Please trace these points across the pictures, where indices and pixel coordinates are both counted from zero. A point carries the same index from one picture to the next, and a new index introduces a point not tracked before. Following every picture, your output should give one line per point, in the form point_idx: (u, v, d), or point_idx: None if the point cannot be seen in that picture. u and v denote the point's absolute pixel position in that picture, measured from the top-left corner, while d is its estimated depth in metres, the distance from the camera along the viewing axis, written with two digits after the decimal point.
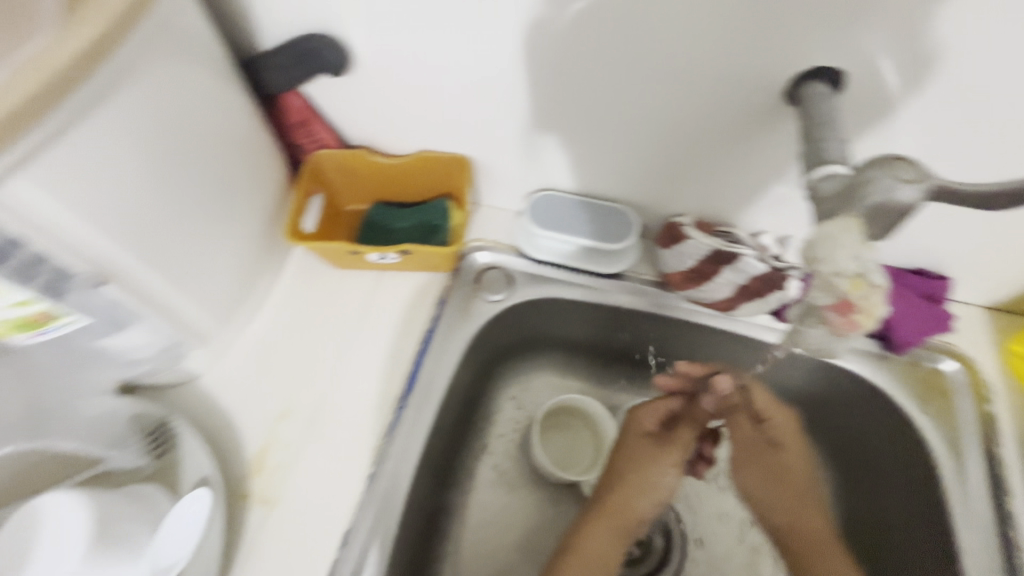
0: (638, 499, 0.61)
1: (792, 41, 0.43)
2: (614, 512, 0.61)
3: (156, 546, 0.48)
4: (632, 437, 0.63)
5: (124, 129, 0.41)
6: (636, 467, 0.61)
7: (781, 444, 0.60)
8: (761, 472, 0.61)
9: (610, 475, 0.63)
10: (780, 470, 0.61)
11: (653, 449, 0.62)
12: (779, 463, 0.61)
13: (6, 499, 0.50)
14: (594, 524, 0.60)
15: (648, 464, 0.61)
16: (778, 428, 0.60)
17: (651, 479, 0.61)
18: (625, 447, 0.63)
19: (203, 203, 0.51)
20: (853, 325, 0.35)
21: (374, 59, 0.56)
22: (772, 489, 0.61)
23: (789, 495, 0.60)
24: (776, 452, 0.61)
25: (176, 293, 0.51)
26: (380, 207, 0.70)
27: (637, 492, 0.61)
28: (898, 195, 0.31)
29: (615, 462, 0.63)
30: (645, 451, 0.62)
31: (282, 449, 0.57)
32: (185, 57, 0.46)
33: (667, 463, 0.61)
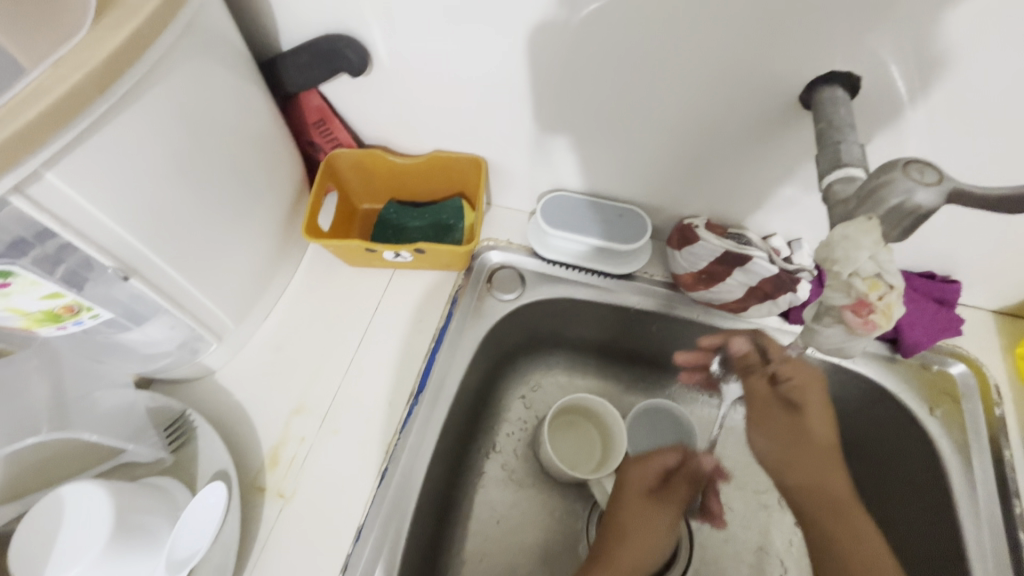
0: (641, 549, 0.57)
1: (809, 45, 0.44)
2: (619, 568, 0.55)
3: (174, 538, 0.48)
4: (631, 490, 0.60)
5: (153, 126, 0.42)
6: (637, 520, 0.58)
7: (802, 403, 0.54)
8: (777, 433, 0.53)
9: (609, 530, 0.59)
10: (796, 437, 0.52)
11: (651, 503, 0.59)
12: (796, 427, 0.53)
13: (30, 484, 0.51)
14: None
15: (649, 518, 0.59)
16: (799, 387, 0.54)
17: (652, 529, 0.58)
18: (623, 502, 0.60)
19: (223, 199, 0.52)
20: (871, 327, 0.35)
21: (393, 60, 0.56)
22: (792, 450, 0.52)
23: (811, 453, 0.51)
24: (797, 415, 0.53)
25: (195, 288, 0.51)
26: (393, 206, 0.71)
27: (638, 543, 0.57)
28: (916, 198, 0.31)
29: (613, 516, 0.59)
30: (646, 508, 0.59)
31: (296, 444, 0.57)
32: (210, 56, 0.47)
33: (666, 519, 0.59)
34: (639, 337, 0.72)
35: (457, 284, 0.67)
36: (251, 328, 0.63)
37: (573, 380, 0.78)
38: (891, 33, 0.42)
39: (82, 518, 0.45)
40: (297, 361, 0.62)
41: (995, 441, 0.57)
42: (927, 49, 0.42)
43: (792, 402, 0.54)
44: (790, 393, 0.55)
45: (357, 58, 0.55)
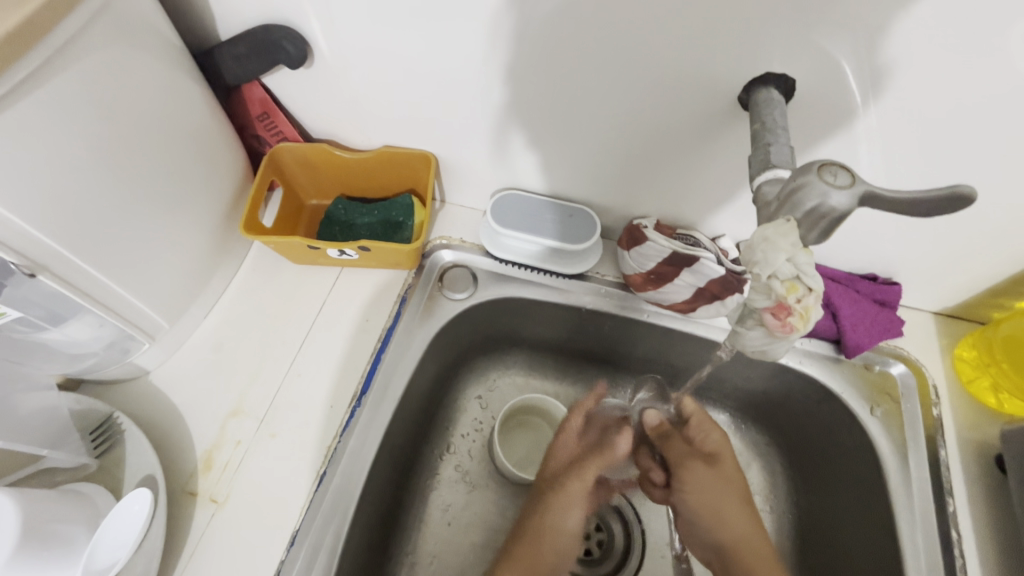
0: (547, 538, 0.56)
1: (746, 45, 0.44)
2: (519, 560, 0.54)
3: (95, 542, 0.47)
4: (542, 483, 0.60)
5: (59, 114, 0.40)
6: (547, 517, 0.57)
7: (715, 456, 0.59)
8: (702, 483, 0.56)
9: (520, 523, 0.57)
10: (721, 486, 0.56)
11: (567, 475, 0.59)
12: (717, 475, 0.57)
13: None
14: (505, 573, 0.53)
15: (551, 505, 0.57)
16: (713, 442, 0.60)
17: (558, 519, 0.57)
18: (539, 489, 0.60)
19: (149, 194, 0.50)
20: (789, 330, 0.35)
21: (335, 53, 0.55)
22: (718, 493, 0.56)
23: (732, 500, 0.55)
24: (712, 466, 0.58)
25: (119, 286, 0.49)
26: (342, 202, 0.69)
27: (546, 534, 0.56)
28: (831, 200, 0.31)
29: (527, 515, 0.58)
30: (552, 495, 0.58)
31: (232, 447, 0.55)
32: (128, 43, 0.44)
33: (572, 507, 0.58)
34: (594, 337, 0.72)
35: (407, 282, 0.66)
36: (189, 327, 0.60)
37: (530, 381, 0.77)
38: (821, 37, 0.42)
39: None
40: (237, 362, 0.60)
41: (931, 440, 0.59)
42: (857, 52, 0.42)
43: (706, 456, 0.59)
44: (704, 445, 0.59)
45: (295, 50, 0.53)
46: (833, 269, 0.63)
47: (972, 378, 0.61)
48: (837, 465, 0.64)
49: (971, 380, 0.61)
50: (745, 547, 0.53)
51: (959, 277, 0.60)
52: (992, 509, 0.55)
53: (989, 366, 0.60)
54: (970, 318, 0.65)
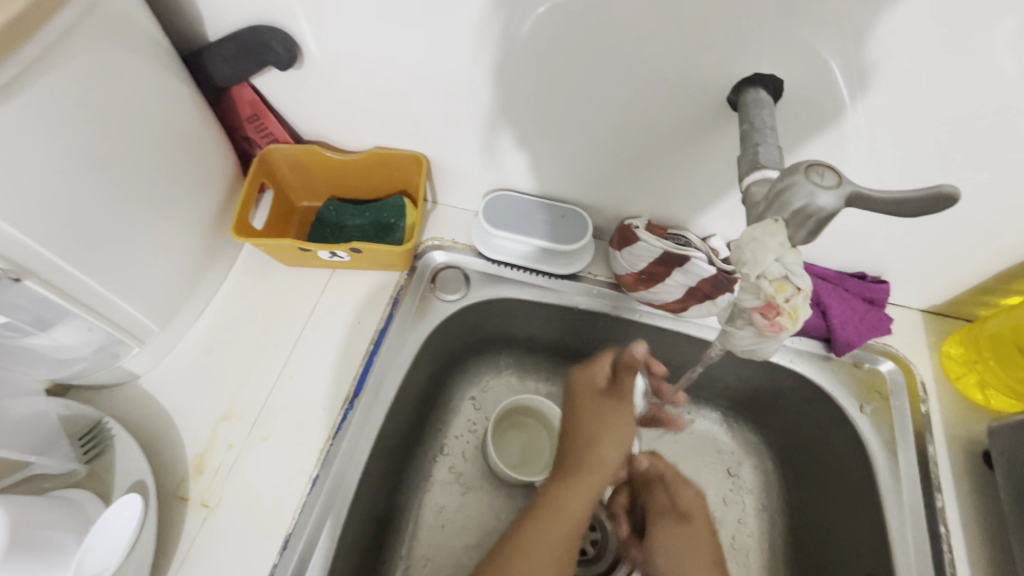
0: (607, 447, 0.54)
1: (735, 46, 0.44)
2: (588, 469, 0.53)
3: (85, 550, 0.46)
4: (588, 397, 0.56)
5: (46, 117, 0.40)
6: (600, 430, 0.54)
7: (689, 513, 0.56)
8: (671, 545, 0.54)
9: (578, 438, 0.55)
10: (689, 547, 0.54)
11: (608, 406, 0.55)
12: (687, 534, 0.54)
13: None
14: (573, 482, 0.52)
15: (606, 419, 0.55)
16: (688, 500, 0.57)
17: (613, 431, 0.54)
18: (580, 408, 0.56)
19: (137, 196, 0.49)
20: (778, 329, 0.35)
21: (325, 55, 0.55)
22: (685, 553, 0.53)
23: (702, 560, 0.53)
24: (685, 523, 0.55)
25: (108, 290, 0.49)
26: (333, 203, 0.69)
27: (605, 446, 0.54)
28: (818, 200, 0.32)
29: (576, 427, 0.56)
30: (604, 409, 0.55)
31: (223, 451, 0.55)
32: (115, 44, 0.44)
33: (625, 417, 0.55)
34: (586, 337, 0.72)
35: (399, 284, 0.66)
36: (179, 331, 0.60)
37: (523, 381, 0.77)
38: (808, 36, 0.42)
39: None
40: (228, 365, 0.59)
41: (919, 436, 0.59)
42: (844, 52, 0.43)
43: (682, 513, 0.56)
44: (681, 501, 0.57)
45: (285, 51, 0.53)
46: (823, 268, 0.63)
47: (959, 375, 0.62)
48: (827, 462, 0.64)
49: (959, 376, 0.62)
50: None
51: (946, 275, 0.60)
52: (978, 504, 0.56)
53: (976, 363, 0.61)
54: (957, 315, 0.66)
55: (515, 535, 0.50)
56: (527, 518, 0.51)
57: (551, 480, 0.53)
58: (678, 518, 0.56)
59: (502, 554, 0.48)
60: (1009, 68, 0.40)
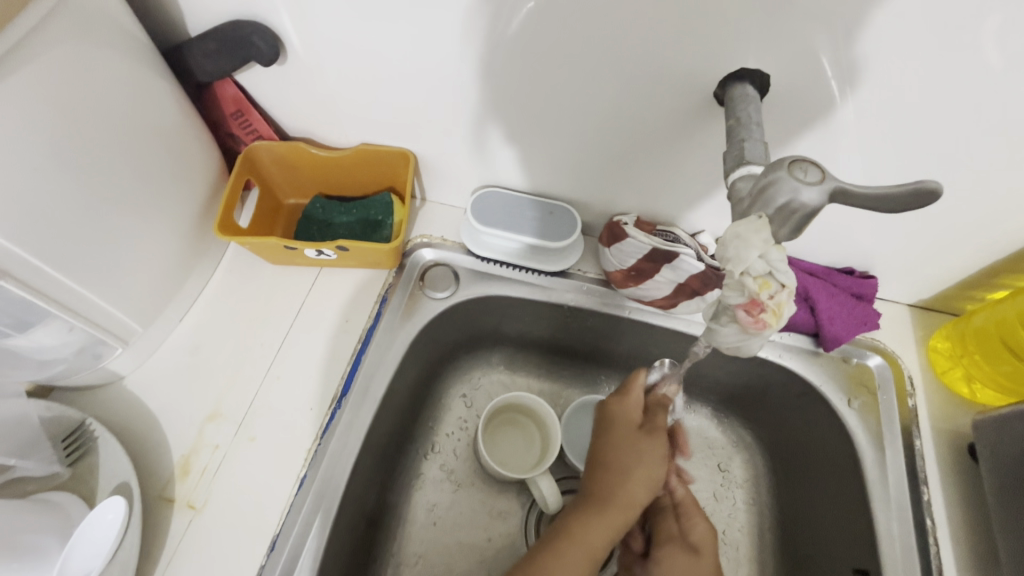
0: (637, 485, 0.53)
1: (720, 41, 0.44)
2: (614, 504, 0.52)
3: (67, 553, 0.46)
4: (623, 428, 0.56)
5: (18, 114, 0.39)
6: (632, 464, 0.54)
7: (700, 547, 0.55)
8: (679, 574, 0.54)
9: (608, 469, 0.54)
10: None
11: (642, 442, 0.55)
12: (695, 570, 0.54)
13: None
14: (597, 516, 0.51)
15: (637, 454, 0.54)
16: (697, 533, 0.56)
17: (646, 468, 0.54)
18: (614, 436, 0.56)
19: (116, 193, 0.48)
20: (762, 326, 0.35)
21: (309, 50, 0.54)
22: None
23: None
24: (695, 558, 0.54)
25: (87, 290, 0.48)
26: (320, 201, 0.68)
27: (635, 483, 0.53)
28: (801, 195, 0.31)
29: (609, 455, 0.55)
30: (639, 443, 0.55)
31: (210, 451, 0.55)
32: (90, 40, 0.43)
33: (658, 456, 0.55)
34: (577, 334, 0.72)
35: (388, 281, 0.65)
36: (163, 330, 0.59)
37: (514, 378, 0.77)
38: (794, 31, 0.42)
39: None
40: (214, 365, 0.59)
41: (906, 430, 0.60)
42: (831, 47, 0.42)
43: (693, 546, 0.55)
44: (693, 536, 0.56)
45: (266, 45, 0.52)
46: (811, 263, 0.63)
47: (946, 369, 0.62)
48: (816, 456, 0.65)
49: (945, 370, 0.62)
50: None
51: (933, 270, 0.61)
52: (964, 496, 0.57)
53: (962, 357, 0.61)
54: (944, 310, 0.66)
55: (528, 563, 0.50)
56: (546, 548, 0.50)
57: (574, 509, 0.53)
58: (689, 550, 0.55)
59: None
60: (992, 62, 0.40)
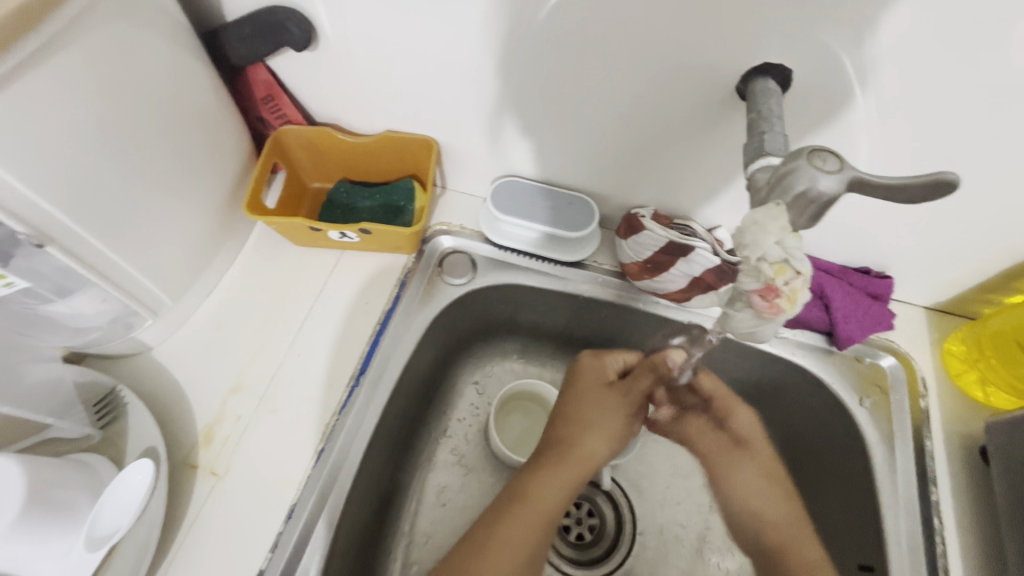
0: (598, 441, 0.56)
1: (744, 36, 0.44)
2: (570, 460, 0.54)
3: (98, 510, 0.48)
4: (590, 386, 0.59)
5: (68, 89, 0.41)
6: (591, 420, 0.56)
7: (744, 441, 0.59)
8: (738, 475, 0.57)
9: (568, 427, 0.56)
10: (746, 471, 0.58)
11: (610, 398, 0.58)
12: (745, 463, 0.58)
13: None
14: (549, 473, 0.53)
15: (602, 413, 0.57)
16: (742, 429, 0.60)
17: (603, 424, 0.57)
18: (581, 395, 0.58)
19: (153, 169, 0.50)
20: (777, 311, 0.35)
21: (340, 36, 0.55)
22: (750, 484, 0.57)
23: (763, 487, 0.56)
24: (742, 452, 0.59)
25: (124, 262, 0.50)
26: (344, 185, 0.70)
27: (591, 436, 0.56)
28: (818, 185, 0.32)
29: (572, 412, 0.57)
30: (604, 400, 0.58)
31: (232, 422, 0.57)
32: (134, 20, 0.45)
33: (619, 411, 0.58)
34: (590, 325, 0.73)
35: (407, 267, 0.67)
36: (192, 305, 0.61)
37: (527, 367, 0.79)
38: (819, 26, 0.42)
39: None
40: (239, 340, 0.61)
41: (917, 431, 0.60)
42: (854, 44, 0.43)
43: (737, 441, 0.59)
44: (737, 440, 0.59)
45: (300, 32, 0.54)
46: (827, 262, 0.64)
47: (960, 372, 0.62)
48: (825, 454, 0.65)
49: (959, 373, 0.62)
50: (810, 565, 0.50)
51: (950, 272, 0.61)
52: (975, 498, 0.57)
53: (977, 360, 0.61)
54: (960, 312, 0.66)
55: (487, 533, 0.49)
56: (500, 513, 0.50)
57: (524, 471, 0.54)
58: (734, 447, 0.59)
59: (468, 552, 0.48)
60: (1017, 63, 0.41)
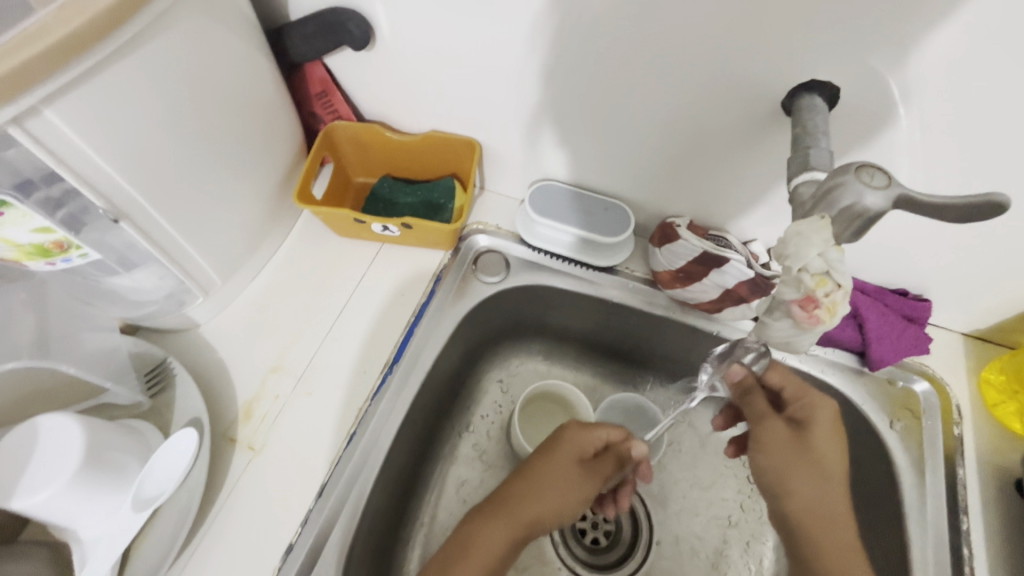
0: (545, 508, 0.57)
1: (791, 55, 0.45)
2: (510, 515, 0.56)
3: (144, 475, 0.51)
4: (558, 456, 0.60)
5: (155, 77, 0.44)
6: (547, 486, 0.58)
7: (806, 421, 0.54)
8: (778, 449, 0.54)
9: (521, 483, 0.58)
10: (798, 455, 0.53)
11: (574, 472, 0.59)
12: (800, 445, 0.53)
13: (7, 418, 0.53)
14: (491, 526, 0.55)
15: (564, 485, 0.59)
16: (807, 406, 0.54)
17: (555, 495, 0.58)
18: (545, 457, 0.60)
19: (219, 155, 0.54)
20: (816, 321, 0.36)
21: (398, 38, 0.58)
22: (795, 465, 0.52)
23: (814, 477, 0.52)
24: (804, 433, 0.53)
25: (185, 240, 0.53)
26: (388, 181, 0.72)
27: (541, 502, 0.57)
28: (865, 201, 0.32)
29: (532, 472, 0.59)
30: (567, 472, 0.59)
31: (271, 400, 0.59)
32: (214, 16, 0.48)
33: (578, 491, 0.59)
34: (617, 332, 0.74)
35: (443, 263, 0.69)
36: (238, 287, 0.64)
37: (551, 369, 0.80)
38: (872, 45, 0.43)
39: (57, 448, 0.46)
40: (280, 323, 0.63)
41: (949, 459, 0.59)
42: (903, 65, 0.43)
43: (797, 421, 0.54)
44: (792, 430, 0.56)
45: (360, 32, 0.57)
46: (863, 282, 0.63)
47: (998, 402, 0.61)
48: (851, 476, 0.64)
49: (997, 403, 0.61)
50: (831, 546, 0.50)
51: (991, 299, 0.60)
52: (1008, 532, 0.56)
53: (1016, 393, 0.61)
54: (1000, 342, 0.64)
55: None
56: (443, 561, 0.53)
57: (471, 519, 0.56)
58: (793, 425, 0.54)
59: None
60: None
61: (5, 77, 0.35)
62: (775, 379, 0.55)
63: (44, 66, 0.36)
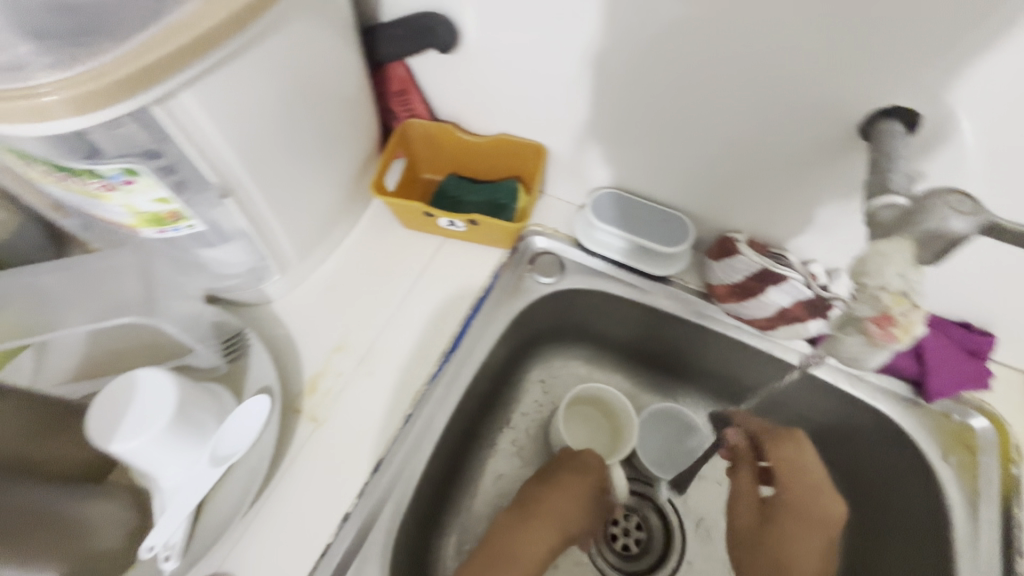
0: (556, 528, 0.61)
1: (874, 82, 0.46)
2: (544, 517, 0.61)
3: (219, 436, 0.54)
4: (554, 495, 0.63)
5: (270, 68, 0.48)
6: (560, 508, 0.62)
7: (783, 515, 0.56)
8: (746, 532, 0.57)
9: (542, 491, 0.63)
10: (762, 547, 0.55)
11: (576, 506, 0.62)
12: (771, 536, 0.55)
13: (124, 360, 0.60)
14: (529, 530, 0.60)
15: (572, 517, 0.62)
16: (796, 498, 0.56)
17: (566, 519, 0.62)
18: (556, 477, 0.64)
19: (311, 144, 0.57)
20: (890, 339, 0.37)
21: (482, 44, 0.61)
22: (757, 551, 0.55)
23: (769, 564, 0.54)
24: (779, 523, 0.56)
25: (274, 220, 0.57)
26: (453, 178, 0.75)
27: (567, 516, 0.62)
28: (951, 224, 0.33)
29: (558, 476, 0.64)
30: (557, 518, 0.62)
31: (334, 376, 0.62)
32: (322, 15, 0.52)
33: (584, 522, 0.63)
34: (663, 342, 0.75)
35: (501, 260, 0.71)
36: (310, 268, 0.68)
37: (593, 374, 0.81)
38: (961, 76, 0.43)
39: (149, 401, 0.49)
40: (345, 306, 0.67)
41: (1005, 498, 0.58)
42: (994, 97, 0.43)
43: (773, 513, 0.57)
44: (775, 506, 0.57)
45: (448, 37, 0.60)
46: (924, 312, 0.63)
47: None
48: (898, 507, 0.63)
49: None
50: None
51: None
52: None
53: None
54: None
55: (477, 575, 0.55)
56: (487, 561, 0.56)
57: (504, 522, 0.61)
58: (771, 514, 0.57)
59: None
60: None
61: (156, 63, 0.39)
62: (778, 457, 0.59)
63: (187, 55, 0.40)
